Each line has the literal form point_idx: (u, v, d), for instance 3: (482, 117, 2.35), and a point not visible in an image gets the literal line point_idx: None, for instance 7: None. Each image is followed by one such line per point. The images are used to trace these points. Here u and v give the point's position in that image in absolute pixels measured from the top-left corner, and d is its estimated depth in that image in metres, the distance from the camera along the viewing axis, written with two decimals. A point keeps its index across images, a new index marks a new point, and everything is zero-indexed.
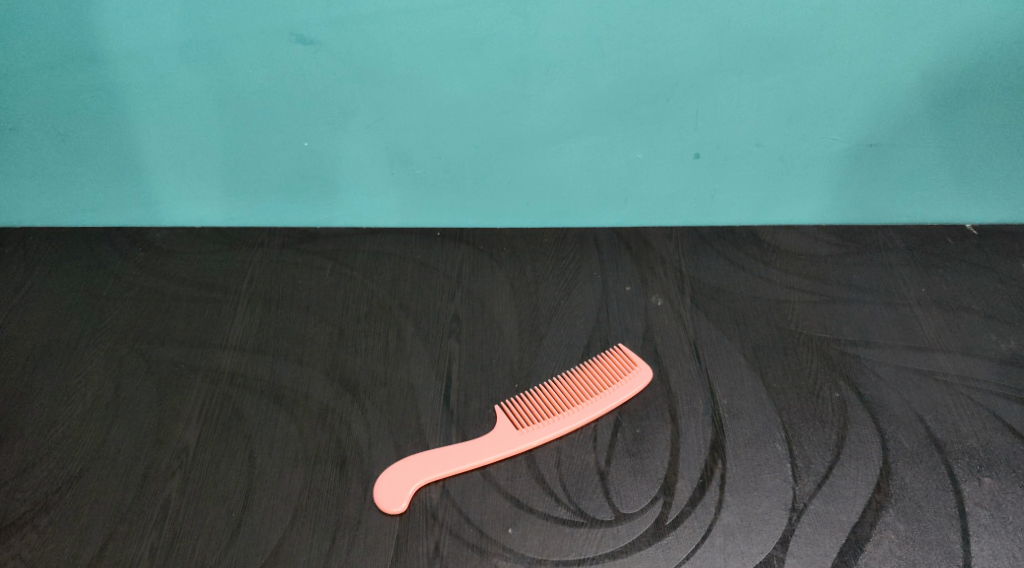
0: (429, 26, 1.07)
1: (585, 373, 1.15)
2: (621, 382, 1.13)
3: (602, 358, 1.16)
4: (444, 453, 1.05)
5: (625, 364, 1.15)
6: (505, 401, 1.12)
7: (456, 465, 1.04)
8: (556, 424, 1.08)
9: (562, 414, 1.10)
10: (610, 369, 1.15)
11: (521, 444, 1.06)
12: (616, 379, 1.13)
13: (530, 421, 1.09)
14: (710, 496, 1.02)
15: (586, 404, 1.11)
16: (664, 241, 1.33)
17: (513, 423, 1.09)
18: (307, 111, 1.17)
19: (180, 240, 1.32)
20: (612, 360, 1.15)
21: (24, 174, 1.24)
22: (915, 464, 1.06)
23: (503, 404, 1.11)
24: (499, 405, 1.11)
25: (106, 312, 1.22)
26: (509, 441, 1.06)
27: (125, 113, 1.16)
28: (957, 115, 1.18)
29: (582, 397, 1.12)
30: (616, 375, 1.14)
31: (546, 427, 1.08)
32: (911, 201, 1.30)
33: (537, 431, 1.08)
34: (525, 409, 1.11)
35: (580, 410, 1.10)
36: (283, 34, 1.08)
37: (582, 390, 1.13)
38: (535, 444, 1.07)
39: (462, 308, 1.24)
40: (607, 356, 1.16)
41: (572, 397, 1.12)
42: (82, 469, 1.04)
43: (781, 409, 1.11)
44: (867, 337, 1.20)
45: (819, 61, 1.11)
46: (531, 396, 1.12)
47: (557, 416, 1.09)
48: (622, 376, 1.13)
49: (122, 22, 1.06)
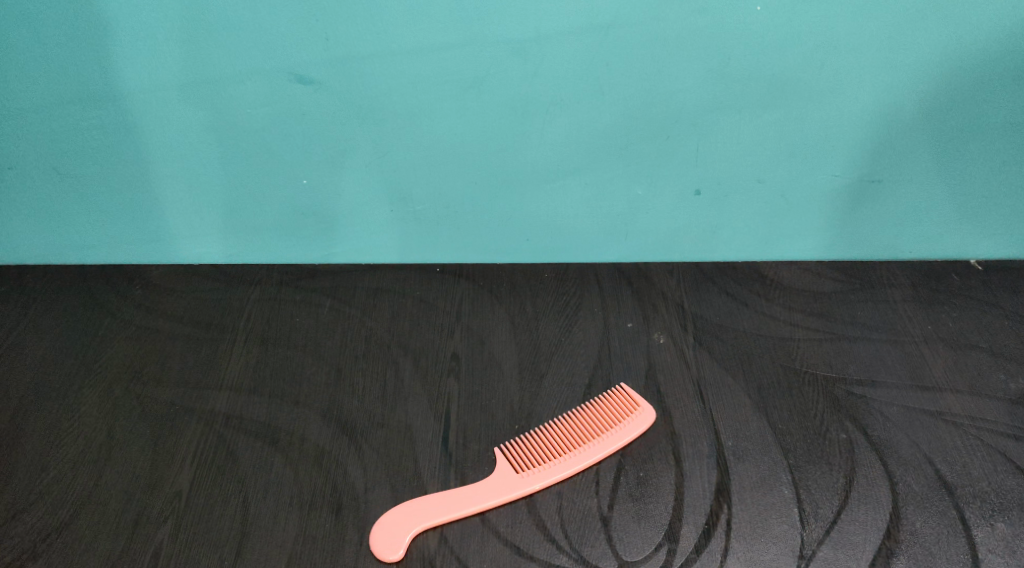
0: (428, 65, 1.07)
1: (587, 414, 1.13)
2: (623, 424, 1.11)
3: (605, 399, 1.14)
4: (443, 500, 1.03)
5: (627, 405, 1.13)
6: (506, 444, 1.09)
7: (455, 511, 1.02)
8: (557, 468, 1.06)
9: (563, 458, 1.07)
10: (613, 410, 1.13)
11: (522, 488, 1.04)
12: (619, 420, 1.11)
13: (530, 465, 1.07)
14: (716, 542, 1.00)
15: (588, 446, 1.08)
16: (666, 276, 1.31)
17: (513, 466, 1.07)
18: (305, 149, 1.16)
19: (178, 278, 1.31)
20: (615, 400, 1.14)
21: (21, 213, 1.23)
22: (925, 508, 1.03)
23: (503, 446, 1.09)
24: (499, 447, 1.09)
25: (101, 352, 1.21)
26: (509, 486, 1.04)
27: (124, 151, 1.15)
28: (961, 151, 1.16)
29: (584, 440, 1.09)
30: (619, 416, 1.12)
31: (547, 471, 1.06)
32: (915, 238, 1.28)
33: (538, 475, 1.05)
34: (526, 451, 1.08)
35: (581, 452, 1.08)
36: (281, 73, 1.07)
37: (584, 432, 1.10)
38: (535, 489, 1.04)
39: (461, 347, 1.22)
40: (609, 396, 1.14)
41: (573, 439, 1.10)
42: (72, 515, 1.02)
43: (787, 451, 1.09)
44: (874, 376, 1.18)
45: (821, 99, 1.10)
46: (531, 438, 1.10)
47: (559, 459, 1.07)
48: (625, 417, 1.11)
49: (122, 61, 1.06)
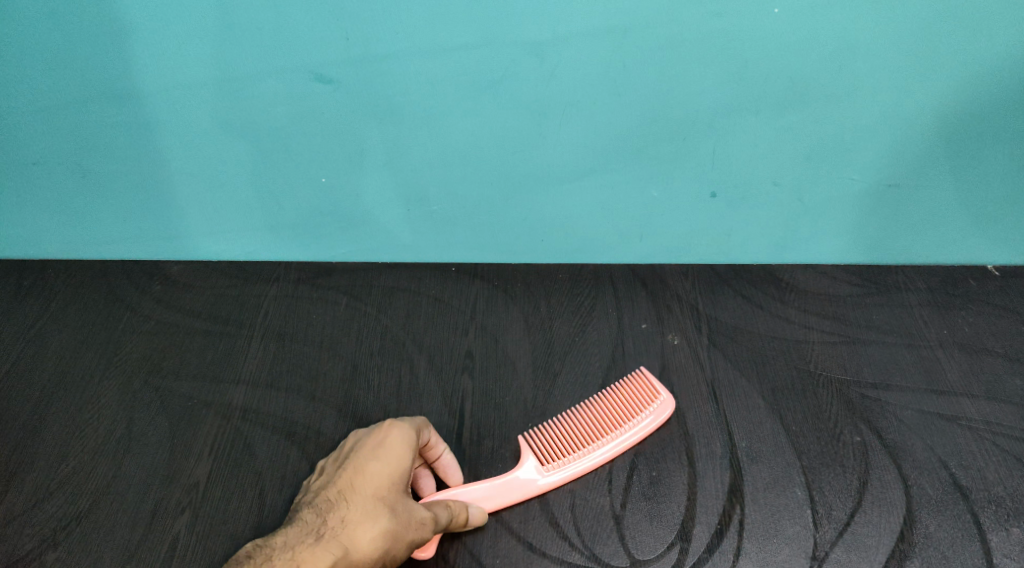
0: (448, 66, 1.08)
1: (605, 402, 1.14)
2: (643, 413, 1.12)
3: (623, 386, 1.16)
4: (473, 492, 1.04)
5: (648, 393, 1.14)
6: (530, 434, 1.11)
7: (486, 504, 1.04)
8: (585, 459, 1.08)
9: (588, 449, 1.09)
10: (635, 398, 1.14)
11: (548, 481, 1.06)
12: (640, 411, 1.13)
13: (555, 456, 1.09)
14: (728, 542, 1.02)
15: (611, 436, 1.10)
16: (681, 278, 1.31)
17: (538, 457, 1.08)
18: (325, 148, 1.17)
19: (196, 274, 1.32)
20: (636, 386, 1.15)
21: (44, 209, 1.24)
22: (940, 511, 1.05)
23: (525, 436, 1.11)
24: (524, 438, 1.10)
25: (121, 345, 1.23)
26: (535, 479, 1.06)
27: (146, 148, 1.17)
28: (980, 157, 1.15)
29: (607, 432, 1.11)
30: (640, 406, 1.13)
31: (571, 464, 1.08)
32: (932, 242, 1.27)
33: (562, 468, 1.07)
34: (550, 442, 1.10)
35: (606, 442, 1.10)
36: (302, 72, 1.09)
37: (605, 423, 1.12)
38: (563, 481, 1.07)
39: (475, 345, 1.23)
40: (629, 384, 1.16)
41: (596, 432, 1.11)
42: (92, 505, 1.05)
43: (801, 453, 1.10)
44: (889, 380, 1.18)
45: (838, 103, 1.10)
46: (555, 430, 1.11)
47: (582, 450, 1.09)
48: (646, 406, 1.13)
49: (147, 59, 1.07)
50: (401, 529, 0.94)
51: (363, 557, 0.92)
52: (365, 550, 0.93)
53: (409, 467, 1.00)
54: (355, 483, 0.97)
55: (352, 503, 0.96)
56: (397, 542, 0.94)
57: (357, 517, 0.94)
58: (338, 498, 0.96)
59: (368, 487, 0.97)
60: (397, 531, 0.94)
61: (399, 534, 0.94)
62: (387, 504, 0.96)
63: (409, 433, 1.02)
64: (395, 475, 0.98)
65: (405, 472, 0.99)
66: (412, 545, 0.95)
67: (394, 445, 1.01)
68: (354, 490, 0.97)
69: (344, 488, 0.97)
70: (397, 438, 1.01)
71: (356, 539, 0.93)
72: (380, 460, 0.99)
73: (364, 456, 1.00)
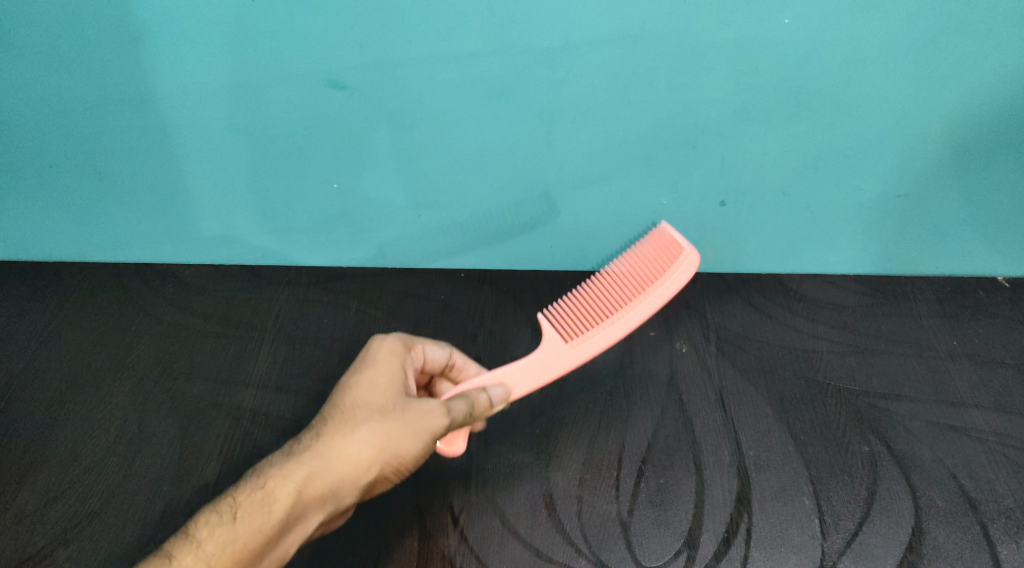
0: (460, 73, 1.09)
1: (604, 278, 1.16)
2: (669, 270, 1.11)
3: (647, 250, 1.15)
4: (505, 375, 1.07)
5: (672, 251, 1.12)
6: (548, 312, 1.14)
7: (534, 381, 1.08)
8: (635, 314, 1.10)
9: (631, 307, 1.11)
10: (660, 257, 1.13)
11: (575, 356, 1.09)
12: (666, 268, 1.11)
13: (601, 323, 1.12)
14: (735, 550, 1.03)
15: (638, 301, 1.11)
16: (689, 286, 1.31)
17: (562, 335, 1.11)
18: (337, 153, 1.18)
19: (208, 277, 1.33)
20: (662, 248, 1.13)
21: (59, 211, 1.26)
22: (949, 523, 1.05)
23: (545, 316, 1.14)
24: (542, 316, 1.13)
25: (133, 347, 1.24)
26: (563, 357, 1.09)
27: (160, 152, 1.18)
28: (990, 168, 1.15)
29: (629, 303, 1.12)
30: (665, 262, 1.12)
31: (597, 338, 1.10)
32: (943, 254, 1.27)
33: (588, 344, 1.10)
34: (570, 321, 1.13)
35: (641, 304, 1.10)
36: (316, 78, 1.10)
37: (619, 291, 1.14)
38: (627, 331, 1.11)
39: (484, 352, 1.25)
40: (655, 246, 1.14)
41: (618, 304, 1.13)
42: (102, 504, 1.08)
43: (808, 462, 1.10)
44: (898, 391, 1.18)
45: (848, 112, 1.11)
46: (575, 309, 1.14)
47: (607, 322, 1.11)
48: (671, 264, 1.11)
49: (164, 64, 1.09)
50: (387, 433, 0.99)
51: (349, 465, 0.97)
52: (349, 458, 0.97)
53: (393, 375, 1.04)
54: (338, 397, 1.02)
55: (340, 415, 1.00)
56: (390, 444, 0.98)
57: (344, 428, 0.99)
58: (328, 412, 1.01)
59: (352, 398, 1.01)
60: (388, 435, 0.99)
61: (388, 437, 0.99)
62: (373, 412, 1.00)
63: (391, 343, 1.06)
64: (384, 383, 1.02)
65: (394, 380, 1.03)
66: (403, 447, 0.99)
67: (379, 356, 1.05)
68: (342, 402, 1.01)
69: (333, 402, 1.02)
70: (379, 349, 1.05)
71: (342, 445, 0.98)
72: (369, 372, 1.03)
73: (351, 371, 1.04)
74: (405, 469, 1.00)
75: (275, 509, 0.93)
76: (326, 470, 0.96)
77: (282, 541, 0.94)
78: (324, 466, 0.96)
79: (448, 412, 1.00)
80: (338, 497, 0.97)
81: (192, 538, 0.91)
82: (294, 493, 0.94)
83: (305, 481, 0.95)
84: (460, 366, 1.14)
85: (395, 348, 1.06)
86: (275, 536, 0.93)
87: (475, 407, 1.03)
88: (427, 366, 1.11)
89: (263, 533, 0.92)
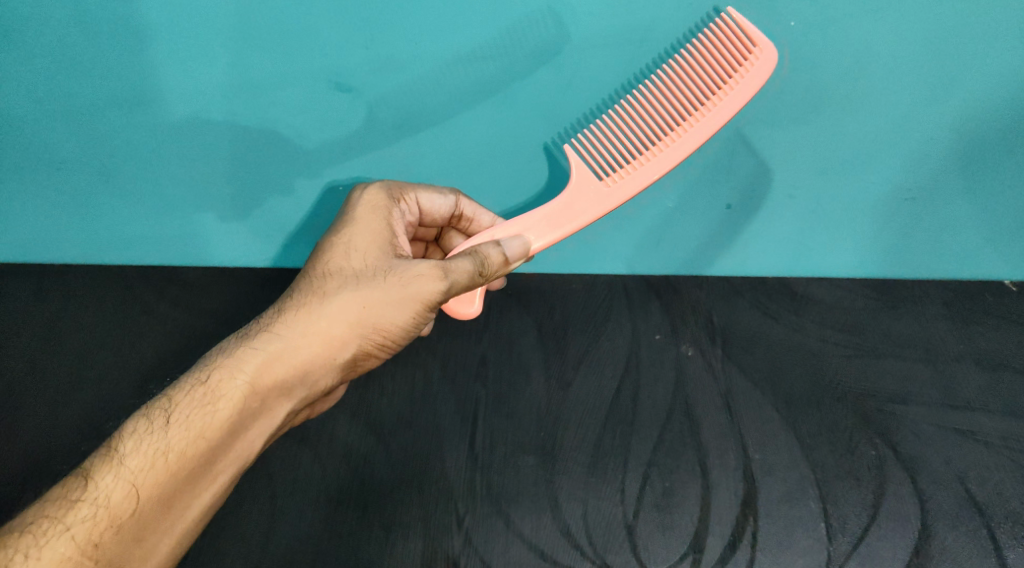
0: (465, 74, 1.09)
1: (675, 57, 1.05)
2: (742, 74, 1.01)
3: (712, 39, 1.03)
4: (525, 226, 1.04)
5: (745, 47, 1.01)
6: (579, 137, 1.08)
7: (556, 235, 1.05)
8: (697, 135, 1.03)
9: (695, 120, 1.03)
10: (731, 53, 1.02)
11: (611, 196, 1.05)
12: (734, 76, 1.02)
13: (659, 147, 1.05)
14: (740, 554, 1.04)
15: (693, 127, 1.04)
16: (696, 288, 1.30)
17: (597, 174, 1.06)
18: (342, 153, 1.17)
19: (212, 279, 1.32)
20: (731, 41, 1.02)
21: (65, 213, 1.26)
22: (956, 526, 1.05)
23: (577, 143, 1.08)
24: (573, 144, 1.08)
25: (137, 347, 1.25)
26: (599, 201, 1.05)
27: (166, 152, 1.18)
28: (996, 171, 1.15)
29: (682, 123, 1.04)
30: (735, 66, 1.02)
31: (637, 178, 1.05)
32: (950, 258, 1.26)
33: (625, 188, 1.05)
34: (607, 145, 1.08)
35: (704, 119, 1.03)
36: (322, 80, 1.10)
37: (690, 67, 1.04)
38: (680, 158, 1.04)
39: (489, 352, 1.23)
40: (721, 39, 1.02)
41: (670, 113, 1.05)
42: None
43: (815, 465, 1.10)
44: (905, 394, 1.18)
45: (854, 115, 1.11)
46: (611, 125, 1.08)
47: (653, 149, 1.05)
48: (744, 65, 1.01)
49: (171, 62, 1.10)
50: (363, 302, 0.97)
51: (317, 342, 0.96)
52: (317, 335, 0.96)
53: (372, 242, 1.01)
54: (314, 265, 1.00)
55: (311, 287, 0.98)
56: (363, 321, 0.97)
57: (314, 304, 0.97)
58: (300, 284, 0.99)
59: (326, 264, 0.99)
60: (362, 310, 0.97)
61: (361, 311, 0.97)
62: (347, 283, 0.98)
63: (375, 204, 1.03)
64: (364, 252, 1.00)
65: (374, 249, 1.00)
66: (382, 318, 0.97)
67: (360, 213, 1.03)
68: (315, 273, 0.99)
69: (307, 272, 0.99)
70: (360, 213, 1.03)
71: (313, 321, 0.96)
72: (347, 239, 1.01)
73: (330, 230, 1.02)
74: (388, 341, 0.99)
75: (221, 405, 0.92)
76: (291, 349, 0.95)
77: (242, 434, 0.93)
78: (284, 348, 0.95)
79: (443, 277, 0.98)
80: (307, 378, 0.96)
81: (116, 452, 0.89)
82: (247, 384, 0.93)
83: (260, 367, 0.94)
84: (469, 216, 1.12)
85: (378, 207, 1.03)
86: (228, 433, 0.92)
87: (482, 269, 1.00)
88: (426, 216, 1.10)
89: (205, 436, 0.91)
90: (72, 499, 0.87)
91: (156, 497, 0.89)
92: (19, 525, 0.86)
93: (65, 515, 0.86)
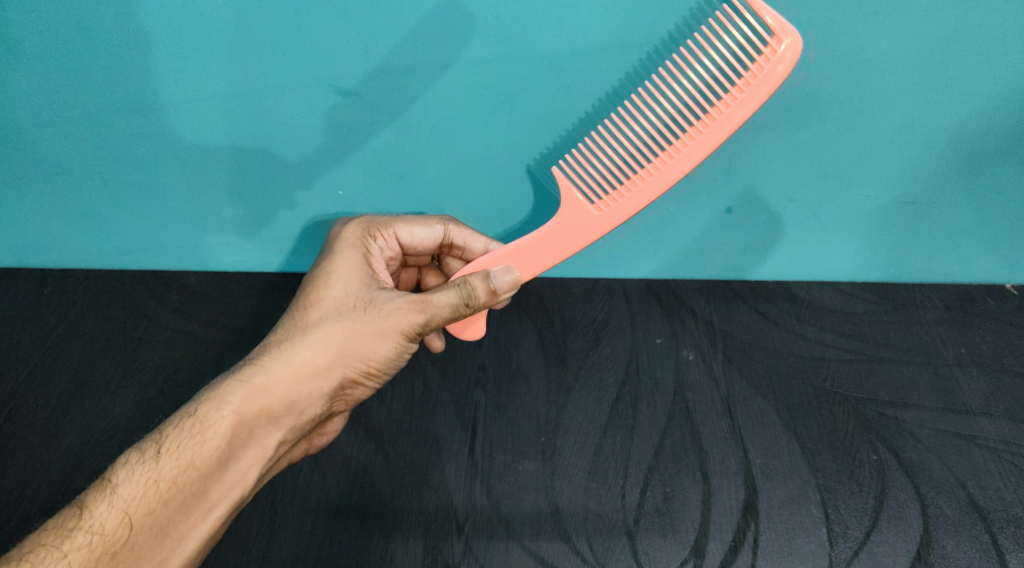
0: (465, 81, 1.09)
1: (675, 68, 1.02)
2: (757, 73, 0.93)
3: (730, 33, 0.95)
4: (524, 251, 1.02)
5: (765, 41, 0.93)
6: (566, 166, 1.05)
7: (552, 258, 1.03)
8: (699, 143, 0.95)
9: (702, 124, 0.96)
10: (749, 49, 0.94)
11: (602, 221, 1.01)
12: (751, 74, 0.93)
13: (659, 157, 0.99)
14: (742, 559, 1.03)
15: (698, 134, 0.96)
16: (696, 293, 1.30)
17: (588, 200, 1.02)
18: (342, 159, 1.17)
19: (213, 285, 1.33)
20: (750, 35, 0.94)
21: (65, 219, 1.26)
22: (957, 531, 1.05)
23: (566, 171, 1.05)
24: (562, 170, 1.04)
25: (138, 354, 1.25)
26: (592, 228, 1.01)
27: (166, 159, 1.18)
28: (997, 176, 1.15)
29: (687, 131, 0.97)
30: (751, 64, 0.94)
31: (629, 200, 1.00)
32: (950, 263, 1.26)
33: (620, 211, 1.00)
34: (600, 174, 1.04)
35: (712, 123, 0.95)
36: (322, 85, 1.10)
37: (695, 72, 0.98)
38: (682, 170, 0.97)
39: (489, 357, 1.23)
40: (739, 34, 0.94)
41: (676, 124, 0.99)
42: None
43: (815, 471, 1.10)
44: (906, 399, 1.17)
45: (854, 120, 1.10)
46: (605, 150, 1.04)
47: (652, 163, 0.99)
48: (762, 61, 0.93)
49: (170, 70, 1.09)
50: (347, 334, 0.97)
51: (301, 373, 0.96)
52: (300, 365, 0.96)
53: (355, 274, 1.01)
54: (297, 299, 1.00)
55: (295, 320, 0.98)
56: (347, 351, 0.97)
57: (297, 336, 0.97)
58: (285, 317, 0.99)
59: (309, 297, 0.99)
60: (345, 341, 0.97)
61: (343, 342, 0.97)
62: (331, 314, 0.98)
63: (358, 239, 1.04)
64: (347, 284, 1.00)
65: (357, 281, 1.00)
66: (366, 349, 0.98)
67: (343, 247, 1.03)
68: (299, 306, 0.99)
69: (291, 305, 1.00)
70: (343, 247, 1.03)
71: (296, 352, 0.96)
72: (329, 272, 1.01)
73: (314, 265, 1.03)
74: (373, 369, 0.99)
75: (209, 435, 0.92)
76: (275, 380, 0.95)
77: (230, 465, 0.93)
78: (268, 380, 0.95)
79: (421, 310, 0.98)
80: (294, 408, 0.96)
81: (108, 483, 0.90)
82: (233, 414, 0.93)
83: (246, 397, 0.94)
84: (459, 244, 1.12)
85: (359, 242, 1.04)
86: (217, 463, 0.92)
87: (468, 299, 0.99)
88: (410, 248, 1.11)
89: (194, 466, 0.91)
90: (67, 528, 0.87)
91: (149, 525, 0.89)
92: (17, 554, 0.86)
93: (61, 544, 0.87)
